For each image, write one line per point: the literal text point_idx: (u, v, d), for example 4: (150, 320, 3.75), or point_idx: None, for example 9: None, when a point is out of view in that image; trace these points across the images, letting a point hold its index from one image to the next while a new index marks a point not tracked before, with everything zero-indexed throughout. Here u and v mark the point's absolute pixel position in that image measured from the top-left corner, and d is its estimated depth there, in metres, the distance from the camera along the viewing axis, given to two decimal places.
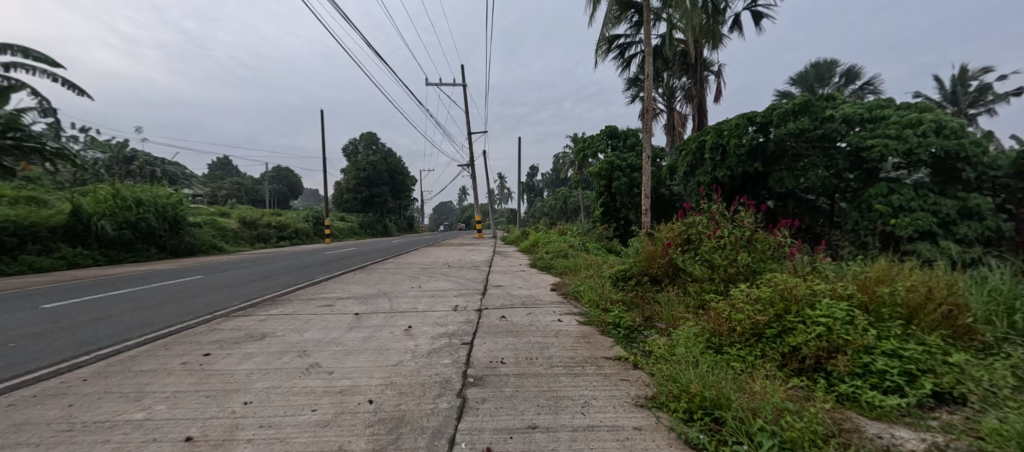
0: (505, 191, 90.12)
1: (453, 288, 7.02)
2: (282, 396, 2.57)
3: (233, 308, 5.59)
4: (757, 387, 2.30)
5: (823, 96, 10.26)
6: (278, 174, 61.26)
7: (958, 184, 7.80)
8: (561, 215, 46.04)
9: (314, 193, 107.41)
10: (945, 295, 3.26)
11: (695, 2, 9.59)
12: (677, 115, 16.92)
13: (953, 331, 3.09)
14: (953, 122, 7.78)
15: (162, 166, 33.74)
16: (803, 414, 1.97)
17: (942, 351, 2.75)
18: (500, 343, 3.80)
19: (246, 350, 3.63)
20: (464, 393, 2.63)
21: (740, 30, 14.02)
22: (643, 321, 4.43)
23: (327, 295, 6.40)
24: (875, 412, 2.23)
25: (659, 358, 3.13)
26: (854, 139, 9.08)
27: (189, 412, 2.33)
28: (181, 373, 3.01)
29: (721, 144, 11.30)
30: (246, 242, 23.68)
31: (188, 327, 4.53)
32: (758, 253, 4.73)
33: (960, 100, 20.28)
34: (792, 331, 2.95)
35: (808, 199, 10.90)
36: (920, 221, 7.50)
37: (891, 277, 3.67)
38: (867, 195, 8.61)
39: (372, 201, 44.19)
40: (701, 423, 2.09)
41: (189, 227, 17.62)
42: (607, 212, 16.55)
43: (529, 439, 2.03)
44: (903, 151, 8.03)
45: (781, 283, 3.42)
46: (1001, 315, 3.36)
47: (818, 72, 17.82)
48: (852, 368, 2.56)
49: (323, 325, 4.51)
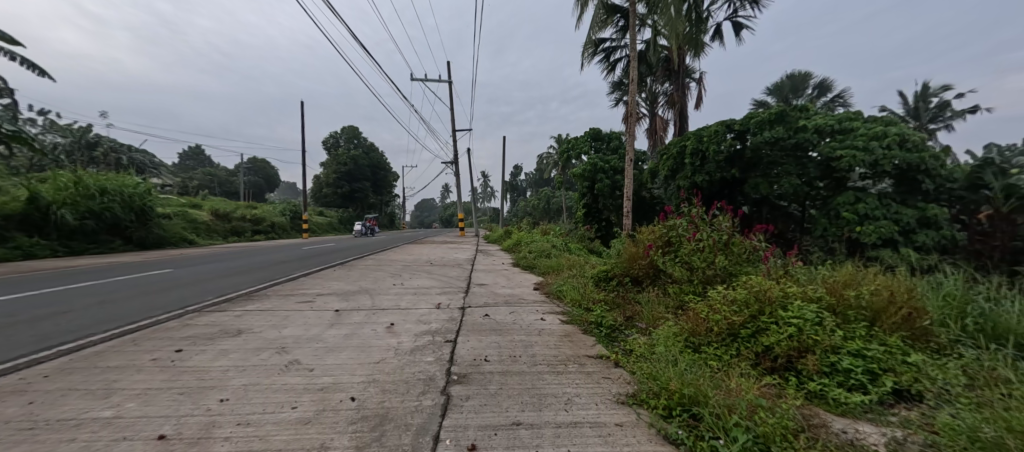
0: (487, 189, 91.15)
1: (437, 286, 6.98)
2: (261, 393, 2.51)
3: (207, 303, 5.39)
4: (733, 385, 2.38)
5: (798, 106, 10.66)
6: (254, 165, 59.64)
7: (917, 194, 8.32)
8: (544, 215, 46.78)
9: (291, 188, 105.42)
10: (906, 299, 3.45)
11: (679, 9, 9.79)
12: (658, 120, 17.25)
13: (912, 333, 3.28)
14: (915, 135, 8.29)
15: (130, 154, 32.11)
16: (776, 411, 2.07)
17: (902, 352, 2.92)
18: (485, 340, 3.81)
19: (221, 346, 3.52)
20: (448, 390, 2.64)
21: (721, 40, 14.36)
22: (624, 321, 4.51)
23: (306, 291, 6.28)
24: (840, 409, 2.36)
25: (640, 356, 3.21)
26: (825, 149, 9.41)
27: (162, 410, 2.25)
28: (153, 370, 2.90)
29: (701, 150, 11.63)
30: (219, 236, 22.76)
31: (160, 322, 4.37)
32: (734, 255, 4.92)
33: (921, 115, 21.39)
34: (766, 331, 3.08)
35: (781, 206, 11.25)
36: (883, 229, 7.90)
37: (857, 281, 3.88)
38: (836, 203, 8.95)
39: (352, 197, 43.48)
40: (679, 420, 2.16)
41: (157, 219, 16.87)
42: (589, 213, 16.70)
43: (514, 435, 2.06)
44: (869, 162, 8.44)
45: (756, 285, 3.57)
46: (953, 318, 3.59)
47: (792, 84, 18.55)
48: (821, 366, 2.70)
49: (303, 322, 4.43)
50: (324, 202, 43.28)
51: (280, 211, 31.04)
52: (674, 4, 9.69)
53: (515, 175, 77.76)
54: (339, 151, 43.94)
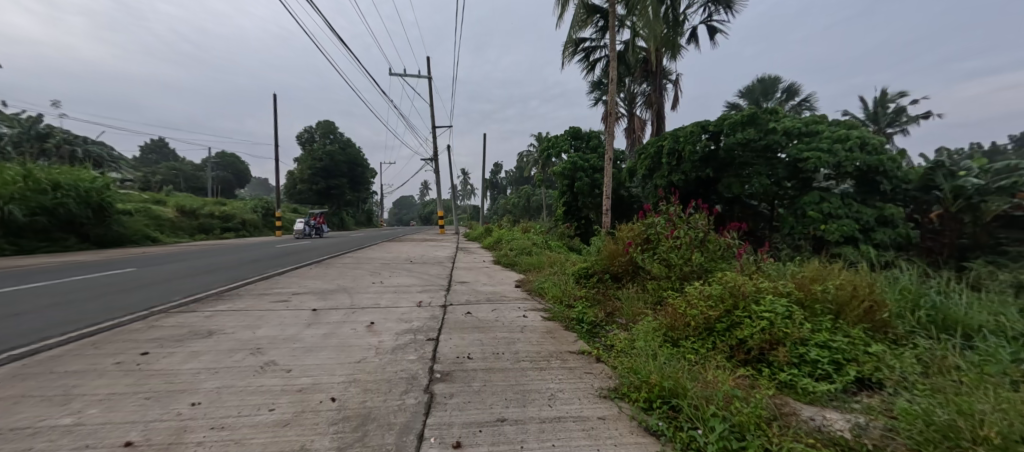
0: (467, 187, 90.81)
1: (417, 284, 6.89)
2: (235, 396, 2.42)
3: (174, 303, 5.15)
4: (710, 377, 2.47)
5: (769, 109, 11.06)
6: (223, 160, 57.26)
7: (876, 195, 8.79)
8: (524, 213, 46.96)
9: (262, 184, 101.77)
10: (867, 293, 3.65)
11: (657, 12, 10.01)
12: (636, 120, 17.58)
13: (874, 325, 3.47)
14: (874, 139, 8.79)
15: (86, 146, 30.19)
16: (750, 400, 2.15)
17: (864, 342, 3.09)
18: (467, 338, 3.80)
19: (191, 348, 3.37)
20: (432, 388, 2.62)
21: (696, 43, 14.74)
22: (605, 317, 4.60)
23: (281, 291, 6.08)
24: (809, 397, 2.48)
25: (621, 351, 3.27)
26: (793, 151, 9.81)
27: (127, 415, 2.14)
28: (116, 374, 2.75)
29: (677, 150, 11.92)
30: (185, 234, 21.74)
31: (122, 324, 4.15)
32: (710, 252, 5.07)
33: (880, 119, 22.60)
34: (740, 325, 3.20)
35: (752, 205, 11.67)
36: (845, 227, 8.32)
37: (823, 276, 4.07)
38: (802, 202, 9.36)
39: (328, 194, 42.39)
40: (660, 411, 2.22)
41: (117, 215, 15.96)
42: (569, 211, 16.88)
43: (499, 431, 2.07)
44: (833, 164, 8.88)
45: (731, 281, 3.69)
46: (909, 310, 3.83)
47: (763, 87, 19.26)
48: (790, 357, 2.83)
49: (279, 322, 4.28)
50: (298, 198, 42.07)
51: (252, 207, 29.94)
52: (652, 6, 9.89)
53: (495, 173, 77.55)
54: (314, 146, 42.72)
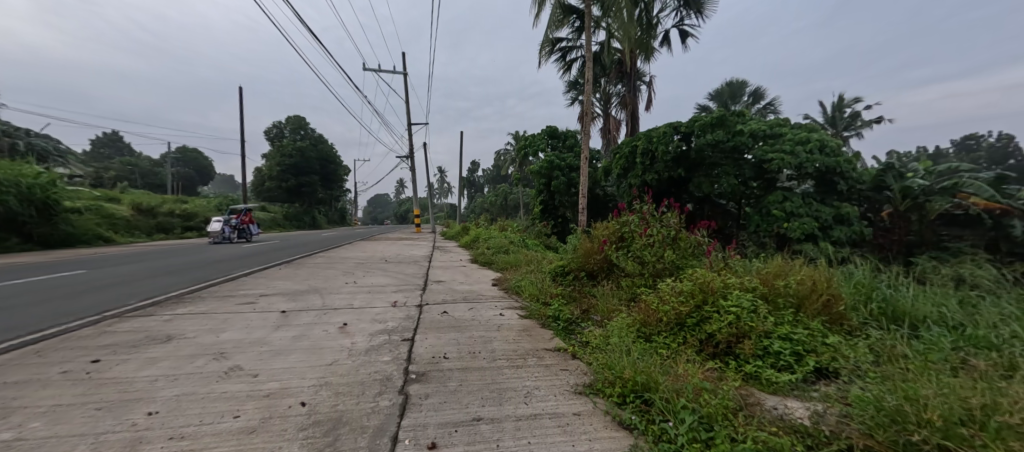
0: (444, 185, 89.89)
1: (392, 284, 6.77)
2: (197, 403, 2.31)
3: (130, 307, 4.85)
4: (681, 370, 2.55)
5: (736, 112, 11.48)
6: (184, 156, 54.29)
7: (834, 194, 9.28)
8: (501, 211, 46.99)
9: (227, 181, 97.28)
10: (825, 287, 3.86)
11: (632, 14, 10.21)
12: (611, 121, 17.87)
13: (830, 317, 3.67)
14: (832, 142, 9.28)
15: (28, 139, 27.92)
16: (717, 392, 2.24)
17: (822, 334, 3.26)
18: (443, 338, 3.76)
19: (148, 354, 3.18)
20: (406, 389, 2.58)
21: (669, 46, 15.13)
22: (580, 314, 4.65)
23: (247, 292, 5.83)
24: (772, 387, 2.60)
25: (596, 347, 3.32)
26: (759, 152, 10.24)
27: (76, 428, 2.00)
28: (63, 384, 2.56)
29: (651, 150, 12.20)
30: (142, 234, 20.49)
31: (71, 329, 3.88)
32: (681, 250, 5.22)
33: (838, 123, 23.91)
34: (709, 320, 3.31)
35: (721, 204, 12.09)
36: (806, 225, 8.74)
37: (785, 272, 4.27)
38: (767, 202, 9.75)
39: (298, 191, 41.01)
40: (633, 406, 2.28)
41: (65, 214, 14.86)
42: (546, 210, 17.00)
43: (474, 431, 2.06)
44: (795, 165, 9.33)
45: (700, 277, 3.81)
46: (863, 303, 4.07)
47: (731, 91, 19.99)
48: (755, 350, 2.96)
49: (245, 325, 4.11)
50: (267, 196, 40.55)
51: (216, 205, 28.57)
52: (627, 8, 10.09)
53: (472, 171, 77.16)
54: (283, 142, 41.15)
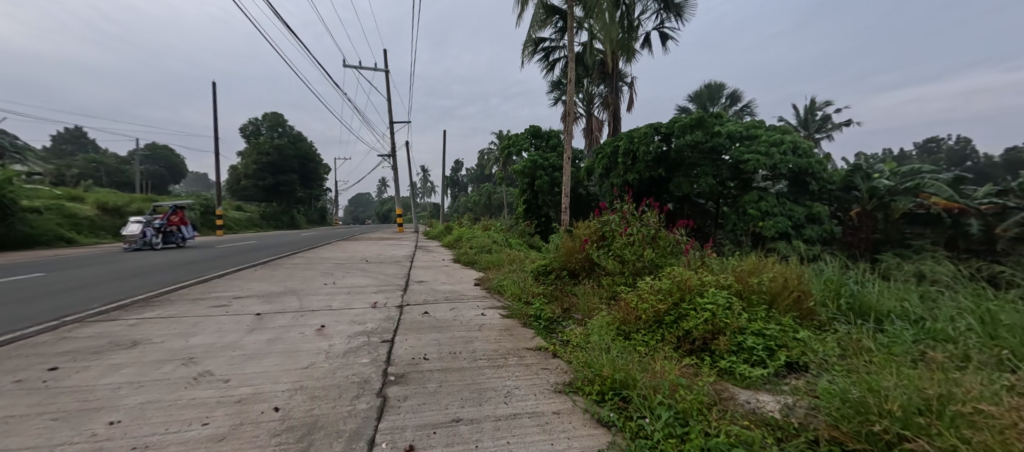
0: (427, 184, 89.04)
1: (373, 284, 6.66)
2: (163, 411, 2.21)
3: (92, 311, 4.62)
4: (658, 367, 2.59)
5: (714, 113, 11.75)
6: (153, 153, 52.06)
7: (806, 194, 9.62)
8: (485, 211, 46.90)
9: (200, 179, 93.82)
10: (796, 284, 3.99)
11: (613, 16, 10.34)
12: (593, 121, 18.04)
13: (801, 313, 3.80)
14: (805, 143, 9.62)
15: None
16: (692, 388, 2.29)
17: (793, 329, 3.38)
18: (424, 339, 3.72)
19: (112, 360, 3.04)
20: (385, 392, 2.54)
21: (650, 48, 15.37)
22: (561, 313, 4.68)
23: (220, 294, 5.63)
24: (745, 381, 2.67)
25: (576, 346, 3.34)
26: (735, 153, 10.53)
27: (29, 440, 1.89)
28: (17, 394, 2.42)
29: (632, 150, 12.38)
30: (107, 234, 19.55)
31: (28, 335, 3.68)
32: (660, 248, 5.31)
33: (810, 125, 24.79)
34: (686, 317, 3.38)
35: (700, 203, 12.36)
36: (779, 224, 9.04)
37: (759, 269, 4.40)
38: (743, 201, 10.01)
39: (276, 190, 39.97)
40: (611, 403, 2.30)
41: (22, 214, 14.04)
42: (530, 209, 17.06)
43: (453, 432, 2.04)
44: (770, 165, 9.63)
45: (678, 275, 3.89)
46: (831, 299, 4.23)
47: (709, 93, 20.47)
48: (730, 346, 3.04)
49: (217, 328, 3.97)
50: (244, 195, 39.61)
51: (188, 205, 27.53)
52: (608, 10, 10.23)
53: (456, 170, 76.74)
54: (260, 140, 39.97)
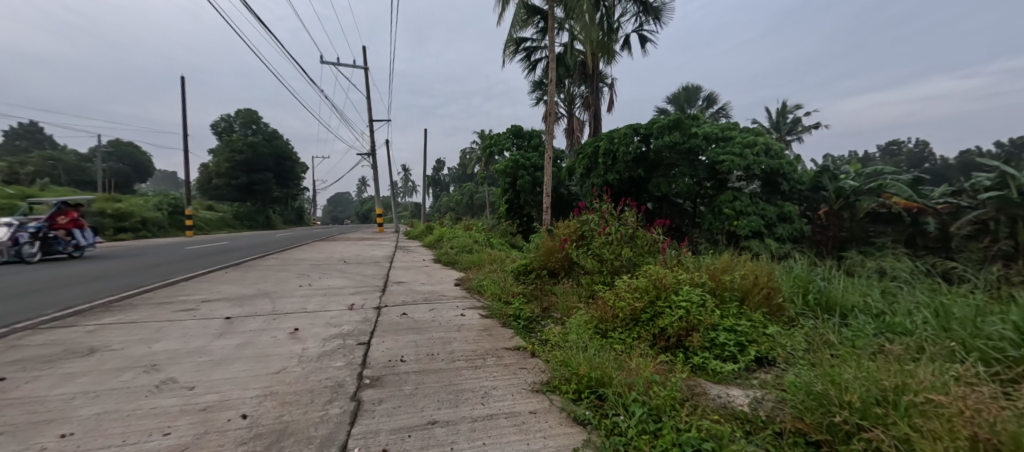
0: (408, 183, 87.95)
1: (350, 286, 6.52)
2: (120, 422, 2.10)
3: (46, 318, 4.35)
4: (633, 365, 2.63)
5: (691, 115, 12.03)
6: (117, 151, 49.50)
7: (777, 194, 9.95)
8: (467, 210, 46.70)
9: (168, 177, 89.85)
10: (766, 281, 4.12)
11: (593, 18, 10.45)
12: (574, 121, 18.19)
13: (771, 309, 3.93)
14: (776, 145, 9.96)
15: None
16: (666, 384, 2.33)
17: (763, 325, 3.49)
18: (401, 340, 3.66)
19: (65, 370, 2.87)
20: (359, 395, 2.49)
21: (629, 50, 15.60)
22: (541, 312, 4.69)
23: (187, 298, 5.40)
24: (717, 377, 2.74)
25: (554, 345, 3.36)
26: (711, 154, 10.79)
27: None
28: None
29: (612, 150, 12.54)
30: None
31: None
32: (638, 247, 5.39)
33: (781, 127, 25.71)
34: (662, 314, 3.44)
35: (678, 203, 12.63)
36: (753, 222, 9.33)
37: (732, 267, 4.53)
38: (719, 201, 10.29)
39: (250, 189, 38.69)
40: (587, 401, 2.32)
41: None
42: (511, 209, 17.07)
43: (429, 434, 2.02)
44: (744, 166, 9.92)
45: (654, 274, 3.96)
46: (799, 295, 4.38)
47: (687, 95, 20.94)
48: (703, 342, 3.11)
49: (183, 333, 3.80)
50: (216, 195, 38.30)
51: (155, 205, 26.31)
52: (589, 11, 10.34)
53: (437, 170, 76.13)
54: (233, 137, 38.59)
